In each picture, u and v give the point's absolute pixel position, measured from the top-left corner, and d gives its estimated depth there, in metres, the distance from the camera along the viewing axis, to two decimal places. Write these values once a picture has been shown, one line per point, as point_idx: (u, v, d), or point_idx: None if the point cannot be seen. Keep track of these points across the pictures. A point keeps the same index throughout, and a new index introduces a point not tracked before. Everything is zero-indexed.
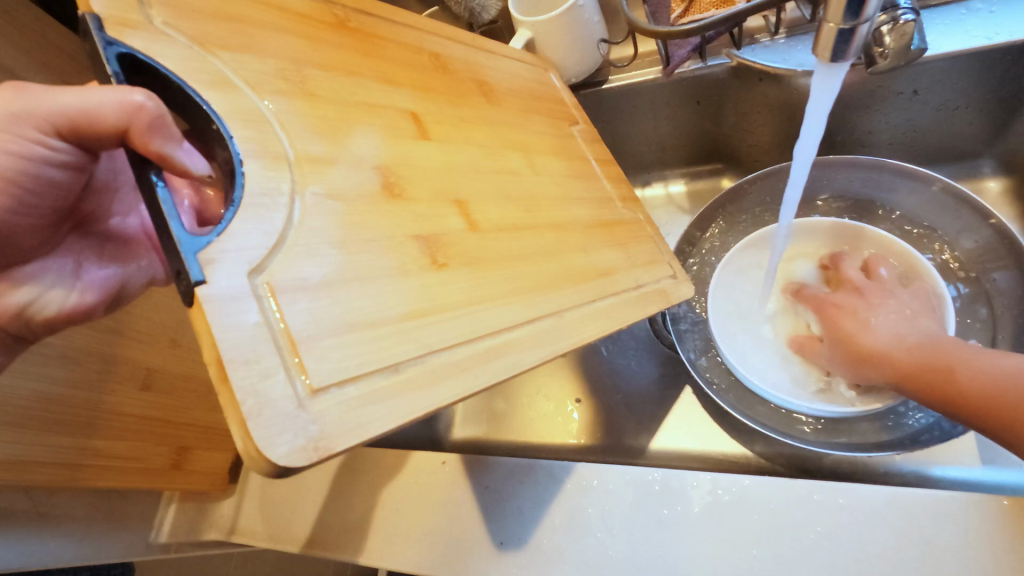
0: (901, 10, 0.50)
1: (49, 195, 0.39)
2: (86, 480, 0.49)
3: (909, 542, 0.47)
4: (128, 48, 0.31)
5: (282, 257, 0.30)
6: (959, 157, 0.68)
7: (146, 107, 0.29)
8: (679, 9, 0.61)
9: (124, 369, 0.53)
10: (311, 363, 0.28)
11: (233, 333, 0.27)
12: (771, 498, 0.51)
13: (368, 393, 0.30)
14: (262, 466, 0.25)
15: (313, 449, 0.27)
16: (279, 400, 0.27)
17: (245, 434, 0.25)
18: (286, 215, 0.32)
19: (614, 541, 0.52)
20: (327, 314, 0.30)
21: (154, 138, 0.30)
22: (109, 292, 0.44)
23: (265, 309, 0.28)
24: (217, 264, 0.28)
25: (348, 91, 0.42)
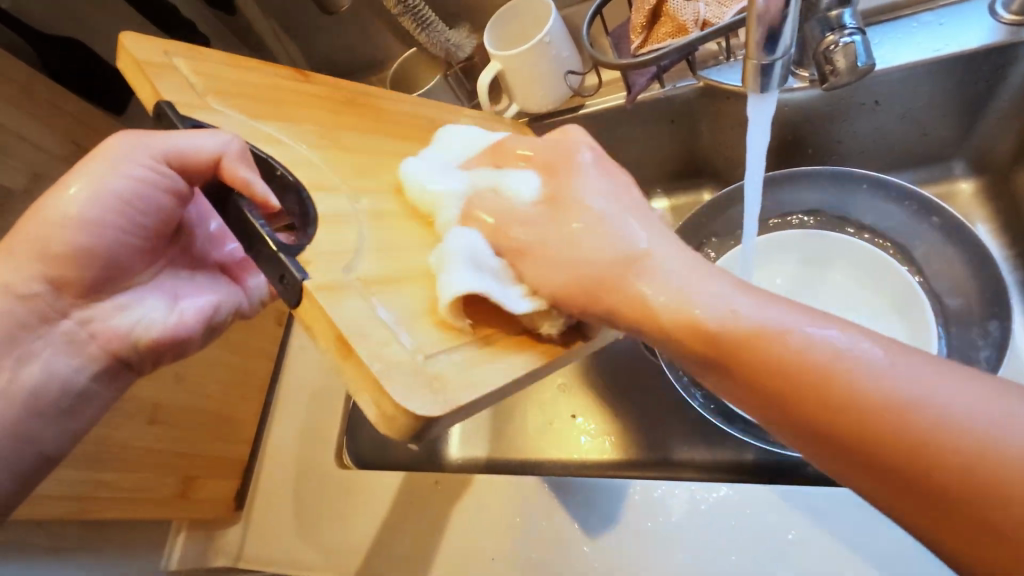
0: (847, 32, 0.52)
1: (154, 219, 0.51)
2: (94, 512, 0.55)
3: (881, 545, 0.45)
4: (197, 120, 0.41)
5: (363, 259, 0.39)
6: (932, 160, 0.71)
7: (233, 145, 0.41)
8: (637, 39, 0.59)
9: (129, 406, 0.58)
10: (415, 339, 0.35)
11: (340, 312, 0.34)
12: (749, 506, 0.49)
13: (467, 359, 0.36)
14: (405, 420, 0.31)
15: (443, 401, 0.32)
16: (397, 361, 0.33)
17: (385, 396, 0.31)
18: (359, 236, 0.40)
19: (600, 552, 0.51)
20: (408, 304, 0.38)
21: (240, 168, 0.41)
22: (205, 315, 0.55)
23: (376, 305, 0.36)
24: (319, 266, 0.36)
25: (376, 148, 0.49)
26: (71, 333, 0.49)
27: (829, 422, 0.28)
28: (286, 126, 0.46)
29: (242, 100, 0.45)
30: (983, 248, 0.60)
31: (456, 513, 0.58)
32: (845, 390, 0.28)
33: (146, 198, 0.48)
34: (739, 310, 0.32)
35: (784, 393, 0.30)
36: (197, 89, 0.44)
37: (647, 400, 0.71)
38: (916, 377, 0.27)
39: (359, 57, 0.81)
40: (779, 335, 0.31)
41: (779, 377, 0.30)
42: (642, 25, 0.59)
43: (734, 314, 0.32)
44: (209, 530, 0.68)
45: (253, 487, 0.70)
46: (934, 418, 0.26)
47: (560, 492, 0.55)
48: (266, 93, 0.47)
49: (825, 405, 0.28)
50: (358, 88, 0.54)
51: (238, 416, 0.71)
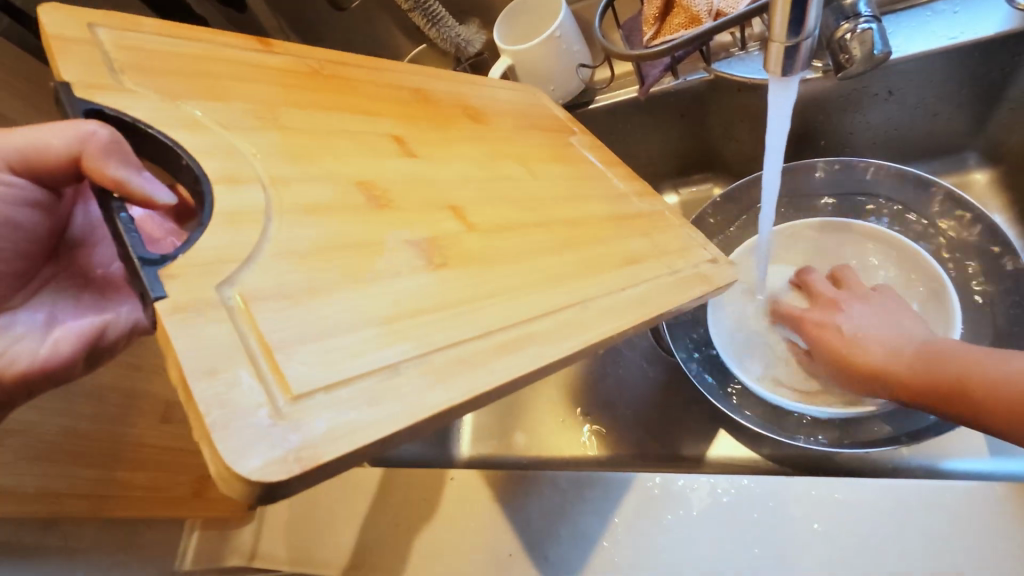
0: (862, 20, 0.52)
1: (9, 237, 0.39)
2: (111, 511, 0.54)
3: (906, 536, 0.44)
4: (95, 104, 0.31)
5: (255, 267, 0.28)
6: (946, 152, 0.70)
7: (99, 135, 0.30)
8: (649, 31, 0.59)
9: (145, 405, 0.58)
10: (288, 369, 0.25)
11: (197, 343, 0.24)
12: (772, 499, 0.48)
13: (363, 394, 0.25)
14: (238, 488, 0.22)
15: (294, 460, 0.22)
16: (244, 406, 0.23)
17: (212, 450, 0.22)
18: (262, 231, 0.29)
19: (620, 547, 0.50)
20: (301, 321, 0.27)
21: (112, 164, 0.30)
22: (86, 342, 0.39)
23: (237, 323, 0.25)
24: (182, 278, 0.25)
25: (326, 125, 0.40)
26: None
27: (894, 381, 0.51)
28: (213, 101, 0.36)
29: (167, 77, 0.35)
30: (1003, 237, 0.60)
31: (474, 510, 0.57)
32: (949, 361, 0.48)
33: None
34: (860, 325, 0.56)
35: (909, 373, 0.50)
36: (111, 65, 0.34)
37: (659, 396, 0.71)
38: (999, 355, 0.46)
39: (366, 55, 0.81)
40: (856, 331, 0.56)
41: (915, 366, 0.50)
42: (654, 16, 0.58)
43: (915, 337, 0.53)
44: (221, 531, 0.68)
45: None
46: (1005, 369, 0.44)
47: (578, 486, 0.54)
48: (195, 64, 0.38)
49: (873, 366, 0.53)
50: (324, 58, 0.47)
51: None
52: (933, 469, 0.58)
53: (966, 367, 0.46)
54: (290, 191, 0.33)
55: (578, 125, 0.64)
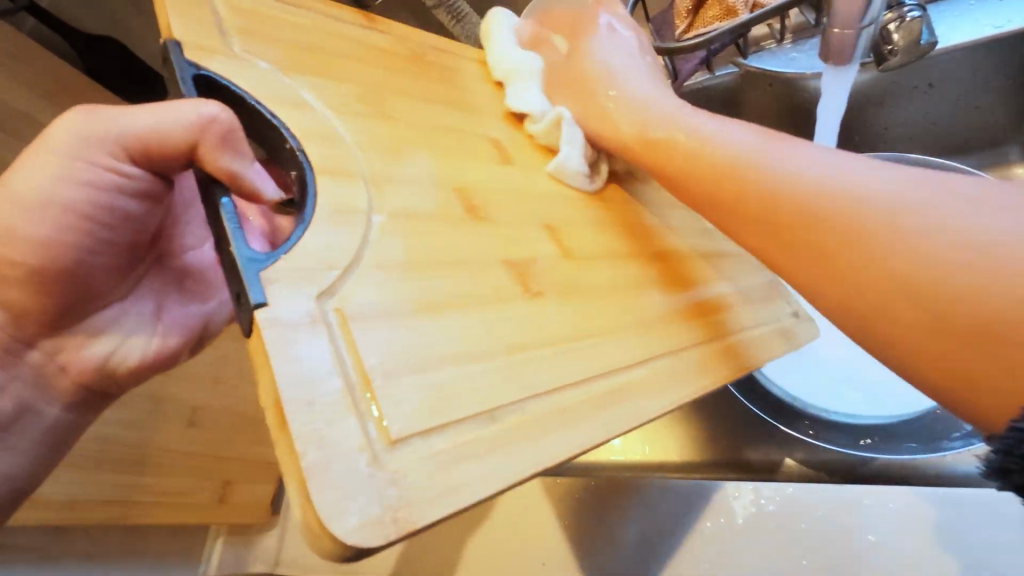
0: (907, 8, 0.50)
1: (120, 228, 0.37)
2: (135, 518, 0.53)
3: (964, 546, 0.42)
4: (206, 70, 0.29)
5: (355, 278, 0.26)
6: (987, 146, 0.68)
7: (217, 118, 0.27)
8: (682, 24, 0.57)
9: (172, 410, 0.57)
10: (387, 407, 0.23)
11: (288, 364, 0.22)
12: (820, 506, 0.46)
13: (458, 446, 0.24)
14: (326, 548, 0.20)
15: (391, 523, 0.21)
16: (342, 453, 0.21)
17: (305, 499, 0.20)
18: (362, 237, 0.27)
19: (659, 558, 0.49)
20: (409, 344, 0.25)
21: (224, 153, 0.27)
22: (192, 333, 0.44)
23: (335, 343, 0.23)
24: (282, 281, 0.23)
25: (431, 120, 0.37)
26: (38, 365, 0.38)
27: (791, 245, 0.29)
28: (318, 79, 0.33)
29: None
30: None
31: (506, 518, 0.55)
32: (845, 227, 0.27)
33: (105, 204, 0.35)
34: (731, 138, 0.34)
35: (812, 246, 0.28)
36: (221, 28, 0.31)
37: None
38: (949, 185, 0.25)
39: None
40: (708, 141, 0.35)
41: (805, 218, 0.28)
42: (688, 10, 0.57)
43: (800, 175, 0.29)
44: (245, 536, 0.66)
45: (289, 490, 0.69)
46: (935, 230, 0.24)
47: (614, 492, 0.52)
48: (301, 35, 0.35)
49: (738, 211, 0.32)
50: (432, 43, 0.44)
51: None
52: (973, 477, 0.56)
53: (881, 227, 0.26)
54: (390, 192, 0.31)
55: None
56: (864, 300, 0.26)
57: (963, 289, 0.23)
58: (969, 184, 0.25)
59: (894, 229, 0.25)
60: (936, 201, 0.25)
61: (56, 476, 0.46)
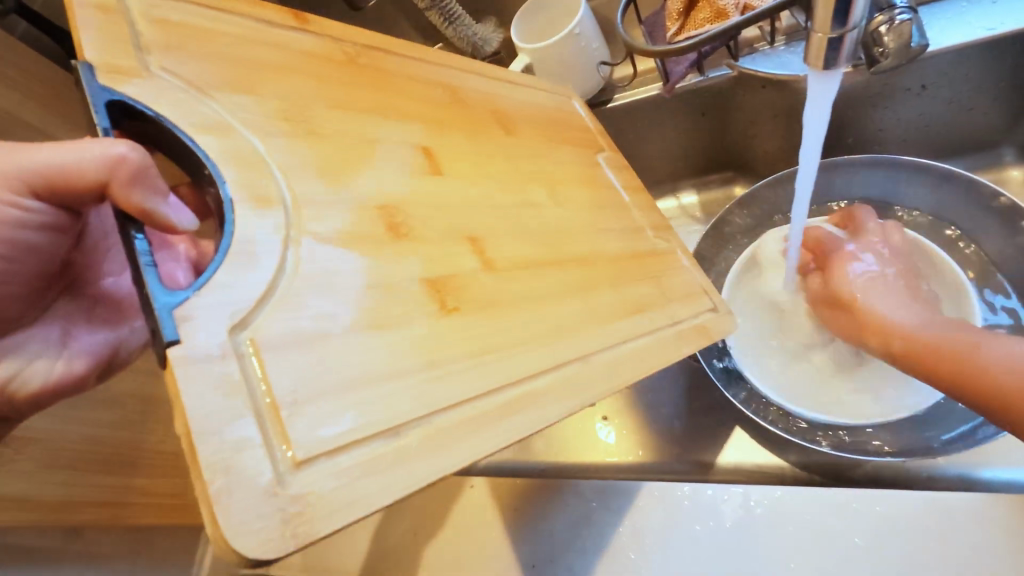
0: (898, 11, 0.50)
1: (26, 259, 0.38)
2: (128, 519, 0.53)
3: (948, 549, 0.43)
4: (121, 96, 0.29)
5: (271, 307, 0.26)
6: (979, 148, 0.68)
7: (127, 158, 0.28)
8: (674, 26, 0.57)
9: (163, 411, 0.58)
10: (296, 431, 0.24)
11: (200, 398, 0.22)
12: (808, 509, 0.47)
13: (364, 463, 0.25)
14: (233, 559, 0.21)
15: (291, 536, 0.22)
16: (250, 476, 0.22)
17: (213, 520, 0.21)
18: (279, 264, 0.28)
19: (648, 560, 0.49)
20: (315, 369, 0.26)
21: (136, 191, 0.28)
22: (100, 359, 0.43)
23: (247, 373, 0.24)
24: (193, 318, 0.24)
25: (356, 129, 0.38)
26: None
27: (900, 360, 0.52)
28: (242, 95, 0.34)
29: None
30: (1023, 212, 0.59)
31: (496, 521, 0.55)
32: (969, 360, 0.47)
33: (5, 237, 0.36)
34: (890, 305, 0.55)
35: (940, 360, 0.48)
36: (137, 43, 0.31)
37: (685, 401, 0.69)
38: (995, 339, 0.47)
39: None
40: (878, 305, 0.55)
41: (926, 346, 0.50)
42: (679, 12, 0.57)
43: (905, 320, 0.53)
44: None
45: None
46: (1004, 352, 0.46)
47: (604, 495, 0.52)
48: (236, 49, 0.36)
49: (917, 357, 0.50)
50: (363, 41, 0.44)
51: None
52: (968, 477, 0.56)
53: (979, 341, 0.47)
54: (314, 215, 0.31)
55: (606, 140, 0.60)
56: (958, 387, 0.47)
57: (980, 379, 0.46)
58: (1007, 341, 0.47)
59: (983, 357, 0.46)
60: (974, 332, 0.49)
61: (50, 479, 0.46)
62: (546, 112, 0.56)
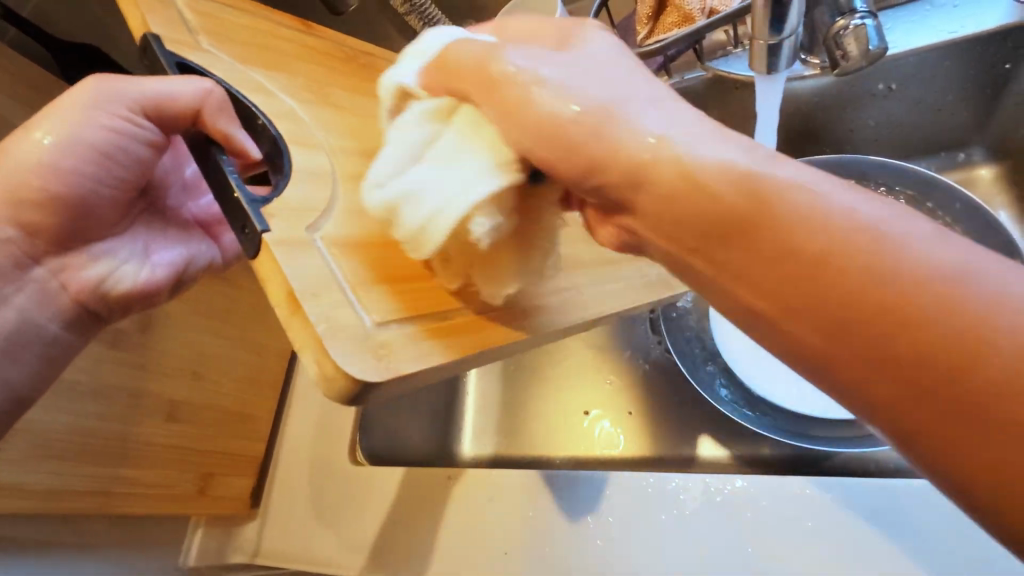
0: (857, 16, 0.52)
1: (128, 171, 0.47)
2: (117, 506, 0.56)
3: (896, 534, 0.44)
4: (184, 60, 0.40)
5: (334, 220, 0.34)
6: (950, 147, 0.69)
7: (212, 93, 0.38)
8: (643, 30, 0.59)
9: (150, 403, 0.59)
10: (372, 303, 0.32)
11: (296, 268, 0.30)
12: (767, 498, 0.48)
13: (416, 332, 0.32)
14: (341, 386, 0.28)
15: (383, 368, 0.29)
16: (350, 329, 0.29)
17: (325, 353, 0.28)
18: (330, 192, 0.36)
19: (613, 546, 0.51)
20: (370, 264, 0.34)
21: (221, 120, 0.38)
22: (180, 268, 0.52)
23: (327, 258, 0.32)
24: (278, 217, 0.32)
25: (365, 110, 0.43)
26: (43, 282, 0.46)
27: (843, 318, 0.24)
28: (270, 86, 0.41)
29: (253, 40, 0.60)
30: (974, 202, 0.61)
31: (470, 510, 0.57)
32: (882, 263, 0.23)
33: (121, 148, 0.45)
34: (808, 184, 0.25)
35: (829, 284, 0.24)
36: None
37: (663, 394, 0.71)
38: (954, 243, 0.24)
39: None
40: (815, 190, 0.25)
41: (779, 259, 0.25)
42: (648, 16, 0.58)
43: (805, 192, 0.25)
44: (226, 527, 0.69)
45: (269, 482, 0.70)
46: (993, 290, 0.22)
47: (573, 485, 0.54)
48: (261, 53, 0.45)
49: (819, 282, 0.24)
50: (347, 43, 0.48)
51: (253, 414, 0.71)
52: None
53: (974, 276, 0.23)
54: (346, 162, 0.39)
55: None
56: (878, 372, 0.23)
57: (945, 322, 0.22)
58: (961, 251, 0.24)
59: (896, 260, 0.23)
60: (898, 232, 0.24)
61: (34, 468, 0.49)
62: None
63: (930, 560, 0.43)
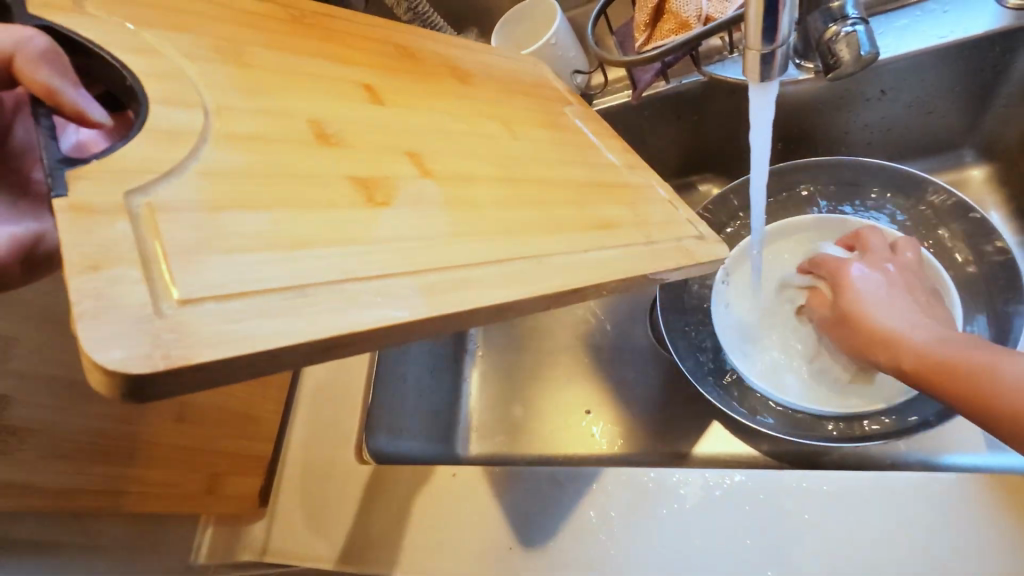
0: (849, 22, 0.53)
1: None
2: (128, 505, 0.57)
3: (892, 526, 0.46)
4: (45, 20, 0.29)
5: (174, 180, 0.25)
6: (942, 148, 0.70)
7: (35, 39, 0.27)
8: (641, 37, 0.61)
9: (160, 405, 0.60)
10: (185, 274, 0.22)
11: (86, 240, 0.21)
12: (763, 492, 0.50)
13: (259, 309, 0.23)
14: (113, 386, 0.19)
15: (162, 356, 0.20)
16: (130, 308, 0.20)
17: (77, 342, 0.19)
18: (189, 151, 0.27)
19: (616, 541, 0.52)
20: (209, 225, 0.24)
21: (42, 68, 0.26)
22: (6, 237, 0.30)
23: (138, 224, 0.23)
24: (89, 180, 0.23)
25: (292, 65, 0.37)
26: None
27: (936, 380, 0.46)
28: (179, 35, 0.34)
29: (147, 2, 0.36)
30: (1006, 246, 0.60)
31: (476, 506, 0.58)
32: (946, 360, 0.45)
33: None
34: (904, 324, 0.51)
35: (931, 378, 0.46)
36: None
37: (664, 393, 0.73)
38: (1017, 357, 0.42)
39: None
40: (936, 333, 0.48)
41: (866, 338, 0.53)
42: (645, 23, 0.60)
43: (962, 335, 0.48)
44: (233, 527, 0.70)
45: (276, 483, 0.71)
46: None
47: (577, 482, 0.56)
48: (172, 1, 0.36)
49: (935, 373, 0.46)
50: (308, 9, 0.46)
51: (260, 416, 0.72)
52: (929, 463, 0.59)
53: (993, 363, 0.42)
54: (234, 119, 0.30)
55: (575, 102, 0.63)
56: (967, 407, 0.43)
57: (991, 388, 0.41)
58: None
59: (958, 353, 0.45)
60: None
61: (49, 469, 0.50)
62: None
63: (924, 552, 0.44)
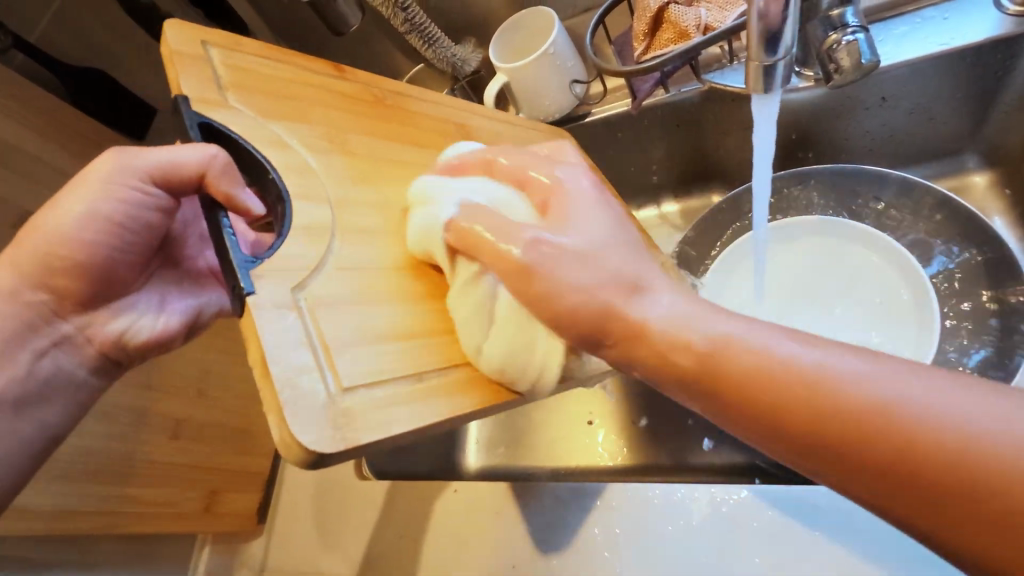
0: (849, 30, 0.53)
1: (142, 233, 0.48)
2: (125, 526, 0.56)
3: (902, 544, 0.45)
4: (207, 120, 0.41)
5: (320, 280, 0.37)
6: (942, 154, 0.70)
7: (217, 160, 0.39)
8: (640, 46, 0.60)
9: (156, 422, 0.59)
10: (342, 366, 0.34)
11: (273, 337, 0.33)
12: (770, 507, 0.49)
13: (389, 396, 0.35)
14: (297, 454, 0.31)
15: (340, 438, 0.32)
16: (309, 393, 0.32)
17: (282, 420, 0.31)
18: (325, 249, 0.39)
19: (622, 560, 0.51)
20: (354, 326, 0.37)
21: (225, 183, 0.39)
22: (190, 318, 0.54)
23: (305, 323, 0.35)
24: (265, 279, 0.35)
25: (380, 152, 0.47)
26: (71, 336, 0.48)
27: (870, 460, 0.28)
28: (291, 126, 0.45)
29: (258, 98, 0.45)
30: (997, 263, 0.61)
31: (480, 524, 0.57)
32: (882, 430, 0.28)
33: (136, 215, 0.46)
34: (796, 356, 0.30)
35: (845, 439, 0.28)
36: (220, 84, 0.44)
37: (669, 403, 0.71)
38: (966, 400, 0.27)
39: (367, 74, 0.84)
40: (830, 366, 0.29)
41: (767, 384, 0.30)
42: (644, 32, 0.59)
43: (791, 362, 0.30)
44: (230, 545, 0.68)
45: (273, 500, 0.70)
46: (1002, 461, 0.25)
47: (580, 497, 0.55)
48: (285, 91, 0.47)
49: (870, 441, 0.28)
50: (388, 88, 0.53)
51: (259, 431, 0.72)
52: None
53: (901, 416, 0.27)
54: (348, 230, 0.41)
55: None
56: (889, 493, 0.28)
57: (973, 477, 0.26)
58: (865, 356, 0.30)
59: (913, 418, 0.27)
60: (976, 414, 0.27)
61: (42, 489, 0.50)
62: (535, 145, 0.60)
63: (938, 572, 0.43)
